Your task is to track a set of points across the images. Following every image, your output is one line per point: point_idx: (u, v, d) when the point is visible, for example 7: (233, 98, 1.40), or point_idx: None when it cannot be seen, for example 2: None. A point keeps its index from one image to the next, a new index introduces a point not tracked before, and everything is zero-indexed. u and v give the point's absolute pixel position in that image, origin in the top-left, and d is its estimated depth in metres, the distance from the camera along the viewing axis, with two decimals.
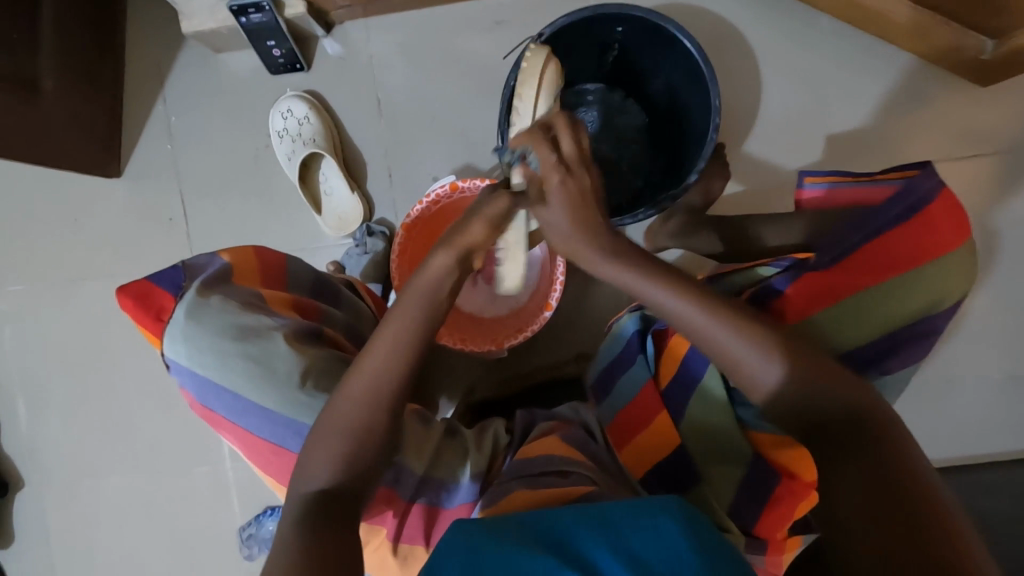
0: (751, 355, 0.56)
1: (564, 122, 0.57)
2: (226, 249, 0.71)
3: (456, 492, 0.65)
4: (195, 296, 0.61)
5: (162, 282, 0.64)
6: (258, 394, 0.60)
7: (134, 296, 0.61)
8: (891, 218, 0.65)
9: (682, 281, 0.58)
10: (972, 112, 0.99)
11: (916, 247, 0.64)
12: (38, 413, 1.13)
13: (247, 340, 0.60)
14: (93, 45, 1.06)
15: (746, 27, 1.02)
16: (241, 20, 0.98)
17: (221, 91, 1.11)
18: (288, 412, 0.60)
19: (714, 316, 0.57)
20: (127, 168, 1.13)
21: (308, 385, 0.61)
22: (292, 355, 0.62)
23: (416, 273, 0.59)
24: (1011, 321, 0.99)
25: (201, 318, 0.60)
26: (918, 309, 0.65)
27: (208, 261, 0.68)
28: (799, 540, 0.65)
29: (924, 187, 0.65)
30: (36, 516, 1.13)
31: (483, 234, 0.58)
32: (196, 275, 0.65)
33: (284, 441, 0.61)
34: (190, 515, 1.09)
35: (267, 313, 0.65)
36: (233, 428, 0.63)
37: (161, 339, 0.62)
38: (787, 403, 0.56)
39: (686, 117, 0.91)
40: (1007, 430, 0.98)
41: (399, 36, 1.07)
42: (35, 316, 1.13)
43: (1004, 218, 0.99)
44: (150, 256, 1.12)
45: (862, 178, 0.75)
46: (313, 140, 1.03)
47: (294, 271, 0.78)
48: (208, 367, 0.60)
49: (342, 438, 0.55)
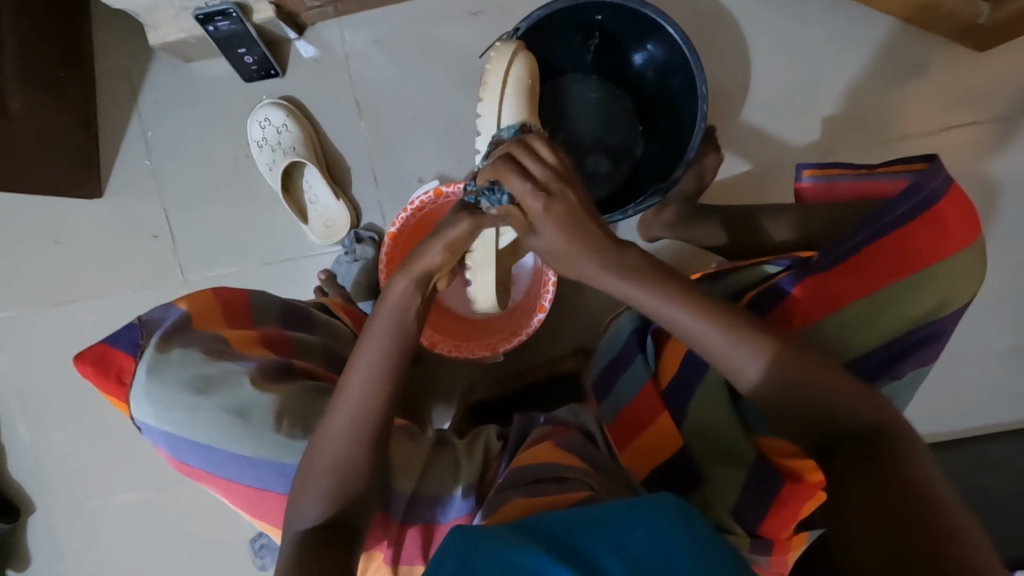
0: (732, 347, 0.52)
1: (526, 146, 0.50)
2: (183, 296, 0.70)
3: (450, 505, 0.65)
4: (155, 351, 0.62)
5: (118, 343, 0.65)
6: (234, 445, 0.60)
7: (91, 361, 0.62)
8: (902, 214, 0.64)
9: (698, 297, 0.53)
10: (969, 78, 0.97)
11: (924, 245, 0.64)
12: (41, 437, 1.13)
13: (212, 390, 0.61)
14: (61, 61, 1.02)
15: (730, 5, 0.99)
16: (208, 29, 0.95)
17: (195, 101, 1.08)
18: (266, 454, 0.60)
19: (717, 331, 0.52)
20: (107, 186, 1.10)
21: (284, 427, 0.61)
22: (262, 399, 0.62)
23: (379, 301, 0.57)
24: (1014, 289, 0.98)
25: (164, 374, 0.61)
26: (925, 310, 0.65)
27: (163, 314, 0.67)
28: (805, 537, 0.66)
29: (933, 184, 0.64)
30: (49, 537, 1.14)
31: (441, 259, 0.55)
32: (153, 331, 0.64)
33: (267, 483, 0.61)
34: (201, 527, 1.10)
35: (231, 356, 0.65)
36: (215, 480, 0.63)
37: (127, 403, 0.62)
38: (776, 392, 0.53)
39: (675, 103, 0.88)
40: (1012, 397, 0.98)
41: (374, 33, 1.04)
42: (30, 341, 1.12)
43: (1001, 187, 0.97)
44: (138, 275, 1.10)
45: (862, 170, 0.76)
46: (292, 149, 1.01)
47: (257, 303, 0.76)
48: (178, 424, 0.61)
49: (326, 475, 0.55)
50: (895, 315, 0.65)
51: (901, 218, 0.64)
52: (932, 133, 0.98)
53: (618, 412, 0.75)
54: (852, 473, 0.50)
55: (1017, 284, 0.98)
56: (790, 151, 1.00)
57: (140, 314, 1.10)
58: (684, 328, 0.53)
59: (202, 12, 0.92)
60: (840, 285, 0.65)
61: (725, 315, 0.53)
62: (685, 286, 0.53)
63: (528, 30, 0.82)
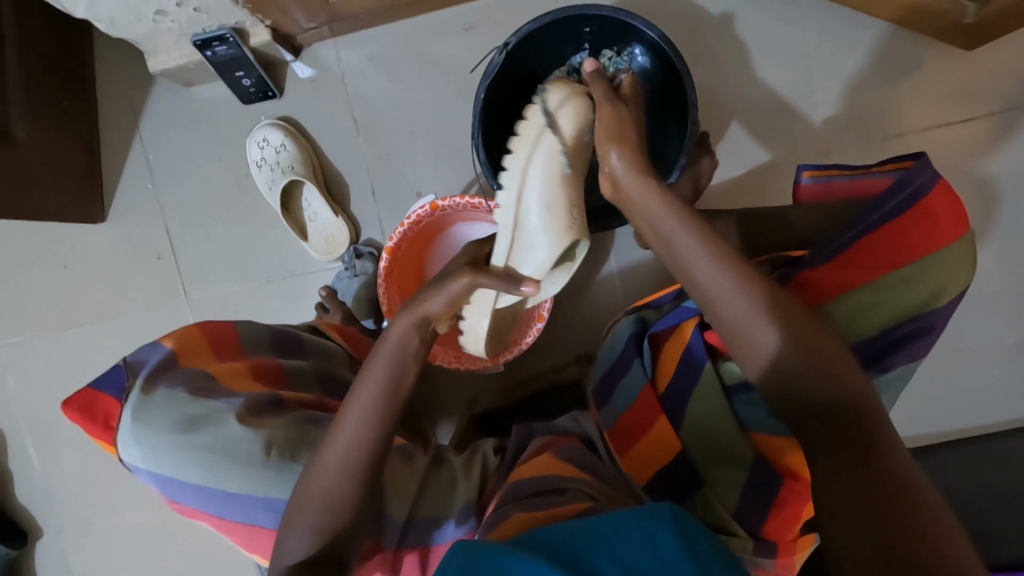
0: (746, 320, 0.55)
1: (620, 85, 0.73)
2: (168, 332, 0.71)
3: (446, 527, 0.64)
4: (140, 395, 0.63)
5: (106, 388, 0.66)
6: (221, 482, 0.61)
7: (78, 409, 0.64)
8: (891, 209, 0.64)
9: (723, 248, 0.57)
10: (961, 75, 0.97)
11: (913, 239, 0.64)
12: (49, 461, 1.13)
13: (198, 428, 0.62)
14: (63, 90, 1.05)
15: (718, 12, 1.00)
16: (207, 54, 0.97)
17: (195, 124, 1.10)
18: (255, 490, 0.60)
19: (741, 288, 0.56)
20: (111, 210, 1.12)
21: (273, 457, 0.61)
22: (247, 435, 0.62)
23: (380, 339, 0.60)
24: (1017, 283, 0.97)
25: (150, 417, 0.62)
26: (916, 304, 0.66)
27: (148, 353, 0.68)
28: (810, 540, 0.66)
29: (920, 179, 0.64)
30: (58, 560, 1.14)
31: (440, 308, 0.60)
32: (137, 372, 0.66)
33: (256, 518, 0.61)
34: (210, 545, 1.10)
35: (217, 393, 0.66)
36: (207, 515, 0.63)
37: (115, 445, 0.64)
38: (786, 375, 0.54)
39: (666, 110, 0.90)
40: (1020, 391, 0.97)
41: (369, 51, 1.06)
42: (37, 365, 1.13)
43: (999, 182, 0.97)
44: (142, 297, 1.11)
45: (857, 170, 0.77)
46: (291, 168, 1.03)
47: (246, 333, 0.78)
48: (168, 465, 0.61)
49: (317, 510, 0.56)
50: (886, 310, 0.65)
51: (889, 214, 0.64)
52: (925, 131, 0.98)
53: (616, 420, 0.74)
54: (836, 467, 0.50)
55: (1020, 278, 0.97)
56: (784, 151, 1.00)
57: (146, 335, 1.11)
58: (721, 288, 0.56)
59: (201, 37, 0.94)
60: (825, 283, 0.65)
61: (751, 282, 0.56)
62: (717, 244, 0.58)
63: (519, 44, 0.84)
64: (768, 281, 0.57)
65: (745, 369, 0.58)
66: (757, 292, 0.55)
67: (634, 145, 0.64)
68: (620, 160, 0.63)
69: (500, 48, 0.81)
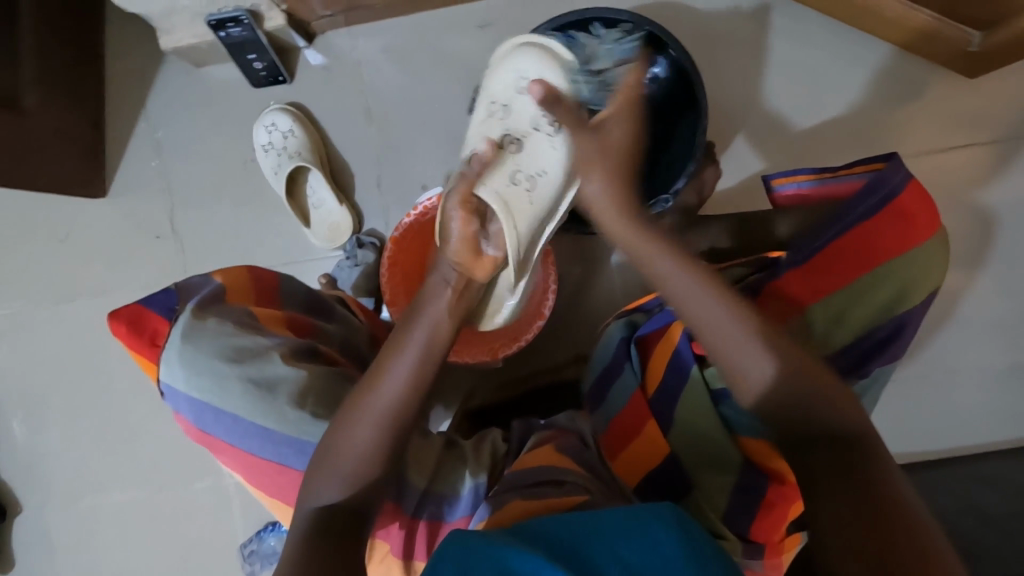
0: (746, 344, 0.54)
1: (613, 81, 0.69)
2: (218, 269, 0.74)
3: (457, 504, 0.66)
4: (192, 317, 0.63)
5: (152, 306, 0.66)
6: (261, 417, 0.61)
7: (126, 321, 0.64)
8: (865, 210, 0.66)
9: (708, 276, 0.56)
10: (962, 101, 1.00)
11: (888, 239, 0.66)
12: (33, 437, 1.11)
13: (244, 360, 0.62)
14: (72, 62, 1.04)
15: (730, 25, 1.02)
16: (220, 35, 0.97)
17: (204, 104, 1.10)
18: (289, 431, 0.61)
19: (732, 317, 0.55)
20: (112, 186, 1.11)
21: (309, 406, 0.63)
22: (289, 374, 0.63)
23: (417, 304, 0.60)
24: (1007, 308, 0.99)
25: (197, 339, 0.62)
26: (889, 302, 0.67)
27: (201, 282, 0.70)
28: (799, 539, 0.68)
29: (893, 179, 0.66)
30: (35, 539, 1.12)
31: (464, 250, 0.60)
32: (188, 297, 0.67)
33: (285, 461, 0.62)
34: (192, 531, 1.08)
35: (262, 332, 0.67)
36: (233, 451, 0.63)
37: (157, 365, 0.63)
38: (778, 399, 0.54)
39: (676, 121, 0.92)
40: (1007, 415, 0.98)
41: (383, 42, 1.06)
42: (27, 339, 1.12)
43: (995, 208, 0.99)
44: (139, 276, 1.10)
45: (827, 174, 0.79)
46: (298, 154, 1.02)
47: (285, 287, 0.79)
48: (208, 391, 0.61)
49: (353, 461, 0.55)
50: (864, 311, 0.66)
51: (862, 215, 0.66)
52: (925, 152, 1.00)
53: (610, 422, 0.75)
54: (830, 475, 0.52)
55: (1010, 303, 0.99)
56: (788, 166, 1.02)
57: None
58: (705, 318, 0.55)
59: (216, 17, 0.94)
60: (801, 284, 0.67)
61: (738, 309, 0.55)
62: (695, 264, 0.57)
63: None
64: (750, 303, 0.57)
65: (740, 397, 0.57)
66: (749, 316, 0.55)
67: (614, 159, 0.61)
68: (598, 189, 0.59)
69: None
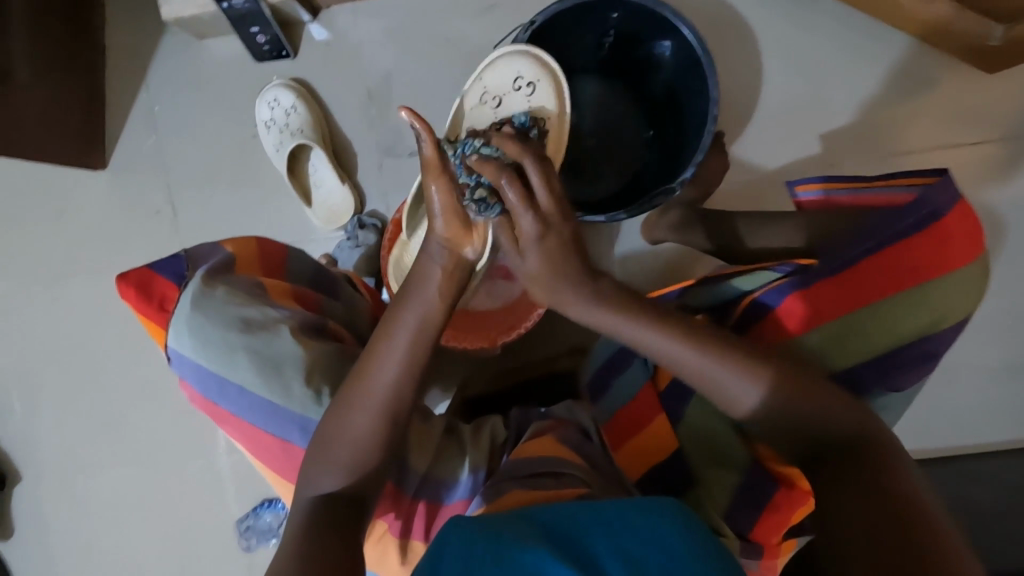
0: (731, 373, 0.54)
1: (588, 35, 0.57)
2: (227, 240, 0.73)
3: (455, 488, 0.66)
4: (201, 286, 0.62)
5: (162, 271, 0.66)
6: (265, 390, 0.61)
7: (134, 284, 0.63)
8: (905, 227, 0.64)
9: (672, 320, 0.55)
10: (979, 98, 0.97)
11: (927, 260, 0.64)
12: (31, 408, 1.12)
13: (252, 332, 0.62)
14: (72, 30, 1.02)
15: (744, 12, 1.00)
16: (223, 6, 0.94)
17: (205, 77, 1.08)
18: (295, 407, 0.61)
19: (703, 356, 0.54)
20: (111, 158, 1.10)
21: (315, 383, 0.62)
22: (294, 351, 0.62)
23: (406, 293, 0.57)
24: (1013, 310, 0.98)
25: (206, 309, 0.61)
26: (918, 329, 0.66)
27: (210, 250, 0.70)
28: (793, 543, 0.67)
29: (938, 200, 0.64)
30: (34, 508, 1.13)
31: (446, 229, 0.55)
32: (198, 263, 0.67)
33: (288, 436, 0.62)
34: (189, 506, 1.09)
35: (269, 304, 0.66)
36: (237, 422, 0.64)
37: (165, 330, 0.63)
38: (768, 418, 0.55)
39: (684, 112, 0.89)
40: (1007, 417, 0.98)
41: (390, 18, 1.04)
42: (27, 311, 1.11)
43: (1007, 208, 0.98)
44: (138, 250, 1.09)
45: (861, 185, 0.77)
46: (300, 131, 1.01)
47: (295, 262, 0.78)
48: (215, 361, 0.61)
49: (348, 451, 0.55)
50: (888, 331, 0.65)
51: (902, 232, 0.64)
52: (939, 148, 0.98)
53: (614, 414, 0.76)
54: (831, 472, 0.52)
55: (1016, 305, 0.98)
56: (798, 159, 1.00)
57: None
58: (675, 356, 0.55)
59: None
60: (827, 298, 0.66)
61: (715, 341, 0.55)
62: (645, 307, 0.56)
63: (545, 25, 0.84)
64: (711, 328, 0.57)
65: (725, 409, 0.58)
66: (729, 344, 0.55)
67: None
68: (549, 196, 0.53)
69: (526, 25, 0.82)
